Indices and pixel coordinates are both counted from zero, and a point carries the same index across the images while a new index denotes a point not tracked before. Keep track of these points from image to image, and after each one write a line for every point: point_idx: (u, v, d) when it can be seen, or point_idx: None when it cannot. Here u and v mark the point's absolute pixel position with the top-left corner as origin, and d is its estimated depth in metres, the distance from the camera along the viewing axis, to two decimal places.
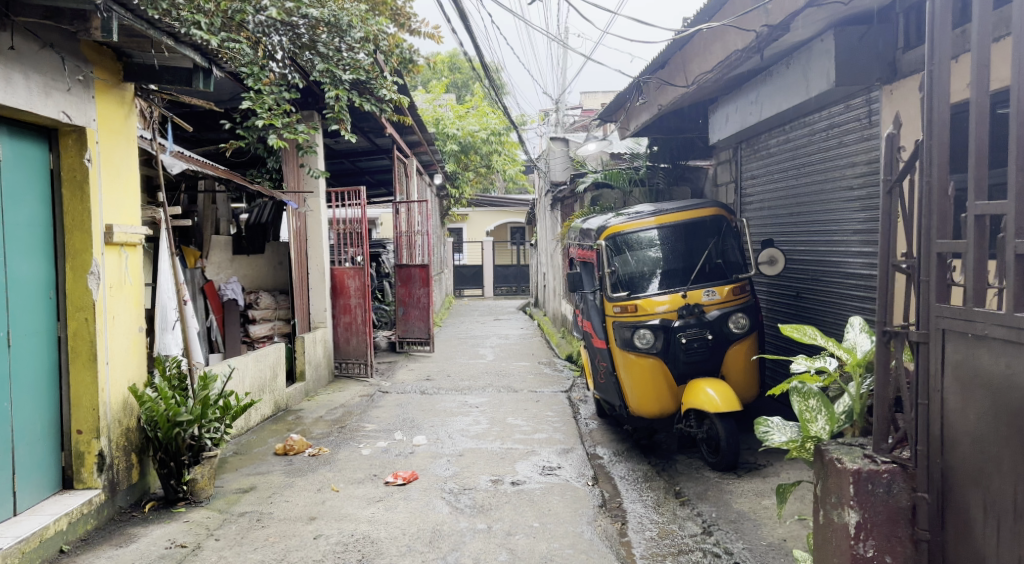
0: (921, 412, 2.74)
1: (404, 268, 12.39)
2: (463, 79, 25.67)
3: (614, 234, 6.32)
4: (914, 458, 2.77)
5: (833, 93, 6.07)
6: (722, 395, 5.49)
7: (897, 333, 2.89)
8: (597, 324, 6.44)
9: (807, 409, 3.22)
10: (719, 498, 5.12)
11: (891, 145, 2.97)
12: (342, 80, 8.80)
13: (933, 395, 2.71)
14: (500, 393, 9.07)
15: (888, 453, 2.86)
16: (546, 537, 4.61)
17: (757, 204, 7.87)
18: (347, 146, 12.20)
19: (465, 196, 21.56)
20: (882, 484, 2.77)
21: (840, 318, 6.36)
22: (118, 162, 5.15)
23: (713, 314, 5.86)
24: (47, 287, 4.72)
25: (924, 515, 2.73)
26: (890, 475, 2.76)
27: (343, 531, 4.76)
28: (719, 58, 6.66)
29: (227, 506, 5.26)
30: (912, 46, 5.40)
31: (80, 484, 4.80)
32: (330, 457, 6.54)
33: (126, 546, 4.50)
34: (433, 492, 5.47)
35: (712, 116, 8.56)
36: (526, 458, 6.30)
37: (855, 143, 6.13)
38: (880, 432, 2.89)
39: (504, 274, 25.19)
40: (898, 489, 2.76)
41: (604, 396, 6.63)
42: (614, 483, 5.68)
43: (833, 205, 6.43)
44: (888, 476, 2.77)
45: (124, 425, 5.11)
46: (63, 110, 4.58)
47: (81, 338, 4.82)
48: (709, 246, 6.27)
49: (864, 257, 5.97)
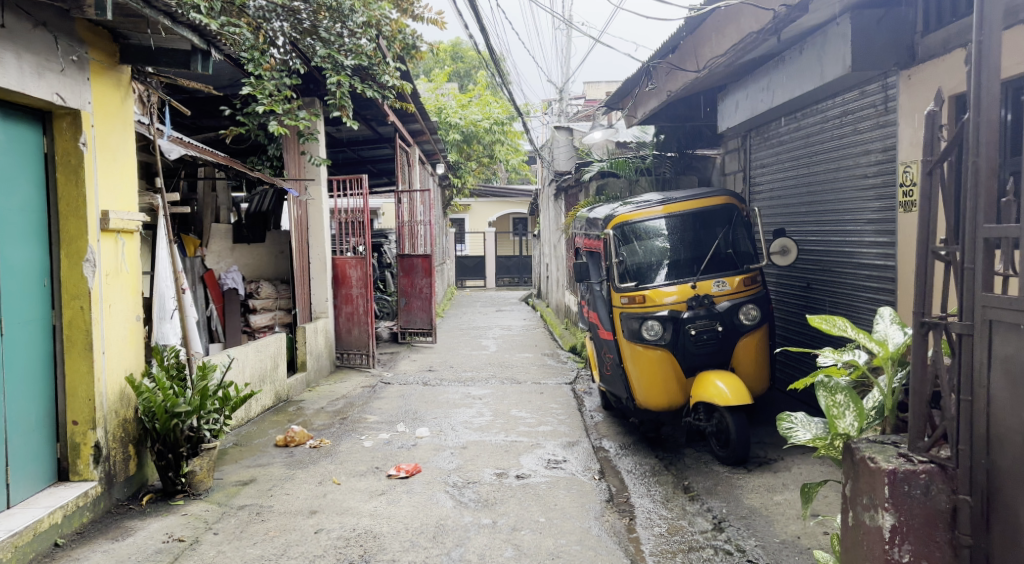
0: (964, 409, 2.61)
1: (406, 258, 12.26)
2: (466, 69, 25.45)
3: (621, 223, 6.17)
4: (954, 459, 2.66)
5: (849, 78, 5.91)
6: (733, 387, 5.36)
7: (935, 324, 2.75)
8: (604, 315, 6.31)
9: (834, 405, 3.12)
10: (729, 494, 5.00)
11: (932, 122, 2.81)
12: (344, 66, 8.67)
13: (978, 391, 2.58)
14: (503, 385, 8.96)
15: (924, 453, 2.75)
16: (553, 533, 4.49)
17: (766, 193, 7.73)
18: (349, 134, 12.04)
19: (468, 186, 21.41)
20: (919, 485, 2.67)
21: (853, 310, 6.23)
22: (114, 146, 5.02)
23: (723, 305, 5.72)
24: (41, 274, 4.59)
25: (967, 520, 2.59)
26: (928, 476, 2.66)
27: (345, 525, 4.65)
28: (732, 41, 6.51)
29: (226, 499, 5.15)
30: (933, 29, 5.24)
31: (76, 475, 4.69)
32: (332, 449, 6.43)
33: (123, 540, 4.38)
34: (437, 486, 5.35)
35: (721, 104, 8.40)
36: (531, 451, 6.19)
37: (869, 130, 5.98)
38: (916, 431, 2.78)
39: (506, 265, 25.09)
40: (937, 491, 2.66)
41: (610, 388, 6.52)
42: (621, 477, 5.55)
43: (846, 194, 6.28)
44: (926, 477, 2.67)
45: (121, 416, 5.00)
46: (58, 92, 4.43)
47: (76, 327, 4.70)
48: (719, 236, 6.13)
49: (879, 248, 5.84)
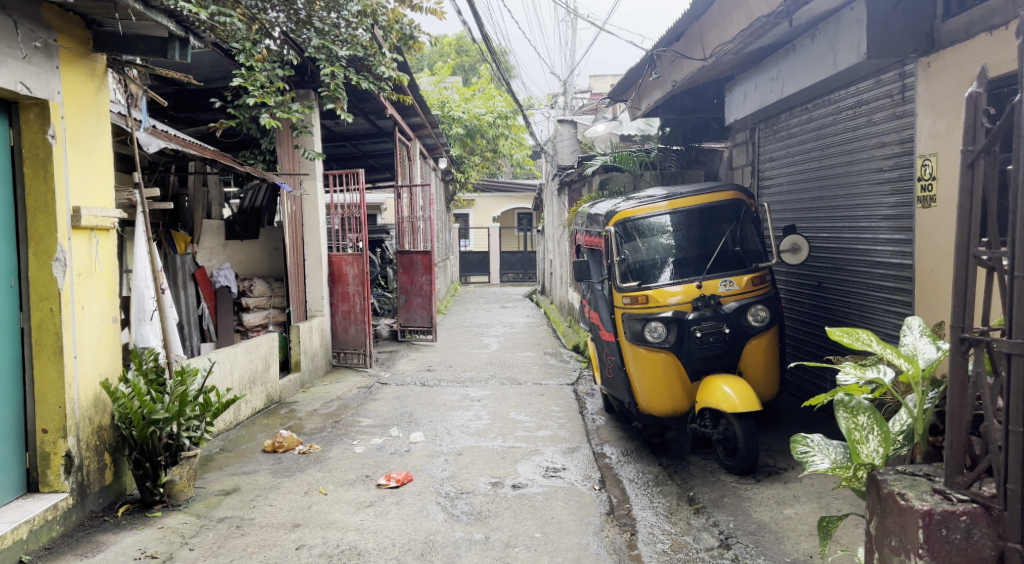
0: (1014, 443, 2.35)
1: (405, 255, 12.01)
2: (471, 62, 25.12)
3: (623, 220, 5.89)
4: (1000, 500, 2.43)
5: (863, 67, 5.60)
6: (741, 393, 5.07)
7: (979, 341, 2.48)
8: (605, 316, 6.03)
9: (855, 427, 2.88)
10: (737, 507, 4.72)
11: (975, 106, 2.53)
12: (338, 57, 8.45)
13: None
14: (503, 386, 8.68)
15: (964, 490, 2.53)
16: (548, 551, 4.22)
17: (775, 187, 7.42)
18: (347, 127, 11.76)
19: (471, 181, 21.13)
20: (959, 529, 2.46)
21: (867, 311, 5.93)
22: (88, 139, 4.75)
23: (730, 306, 5.43)
24: (8, 275, 4.34)
25: None
26: (969, 518, 2.46)
27: (328, 540, 4.39)
28: (741, 27, 6.20)
29: (207, 510, 4.90)
30: (954, 14, 4.92)
31: (46, 487, 4.44)
32: (322, 455, 6.18)
33: (92, 557, 4.13)
34: (428, 496, 5.09)
35: (729, 95, 8.09)
36: (529, 458, 5.92)
37: (884, 121, 5.67)
38: (955, 465, 2.54)
39: (510, 261, 24.81)
40: (980, 535, 2.46)
41: (612, 392, 6.23)
42: (622, 487, 5.27)
43: (860, 189, 5.98)
44: (967, 520, 2.46)
45: (96, 424, 4.74)
46: (21, 80, 4.17)
47: (45, 330, 4.44)
48: (726, 233, 5.83)
49: (895, 245, 5.54)
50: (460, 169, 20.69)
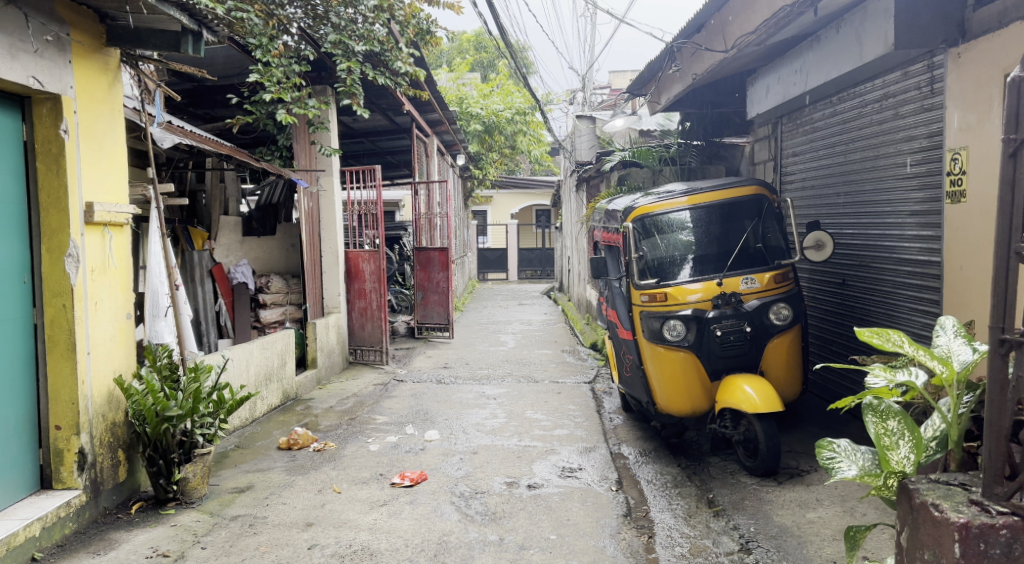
0: None
1: (422, 251, 11.99)
2: (490, 58, 25.02)
3: (642, 215, 5.76)
4: None
5: (890, 58, 5.44)
6: (762, 393, 4.94)
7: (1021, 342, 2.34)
8: (623, 314, 5.91)
9: (885, 433, 2.76)
10: (757, 509, 4.60)
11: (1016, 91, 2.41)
12: (355, 53, 8.32)
13: None
14: (520, 384, 8.60)
15: (1002, 501, 2.42)
16: (563, 554, 4.13)
17: (798, 183, 7.25)
18: (364, 123, 11.72)
19: (489, 177, 21.04)
20: (998, 544, 2.35)
21: (894, 310, 5.77)
22: (101, 134, 4.73)
23: (751, 304, 5.30)
24: (21, 271, 4.33)
25: None
26: (1009, 532, 2.35)
27: (341, 540, 4.33)
28: (763, 18, 6.05)
29: (220, 508, 4.87)
30: (985, 2, 4.75)
31: (59, 484, 4.43)
32: (336, 453, 6.13)
33: (104, 555, 4.11)
34: (442, 496, 5.02)
35: (751, 89, 7.94)
36: (545, 457, 5.82)
37: (912, 114, 5.51)
38: (993, 475, 2.43)
39: (528, 258, 24.70)
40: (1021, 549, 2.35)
41: (630, 391, 6.12)
42: (640, 488, 5.17)
43: (887, 184, 5.81)
44: (1007, 534, 2.36)
45: (110, 421, 4.73)
46: (34, 75, 4.16)
47: (58, 326, 4.43)
48: (747, 229, 5.70)
49: (923, 242, 5.37)
50: (478, 165, 20.62)
